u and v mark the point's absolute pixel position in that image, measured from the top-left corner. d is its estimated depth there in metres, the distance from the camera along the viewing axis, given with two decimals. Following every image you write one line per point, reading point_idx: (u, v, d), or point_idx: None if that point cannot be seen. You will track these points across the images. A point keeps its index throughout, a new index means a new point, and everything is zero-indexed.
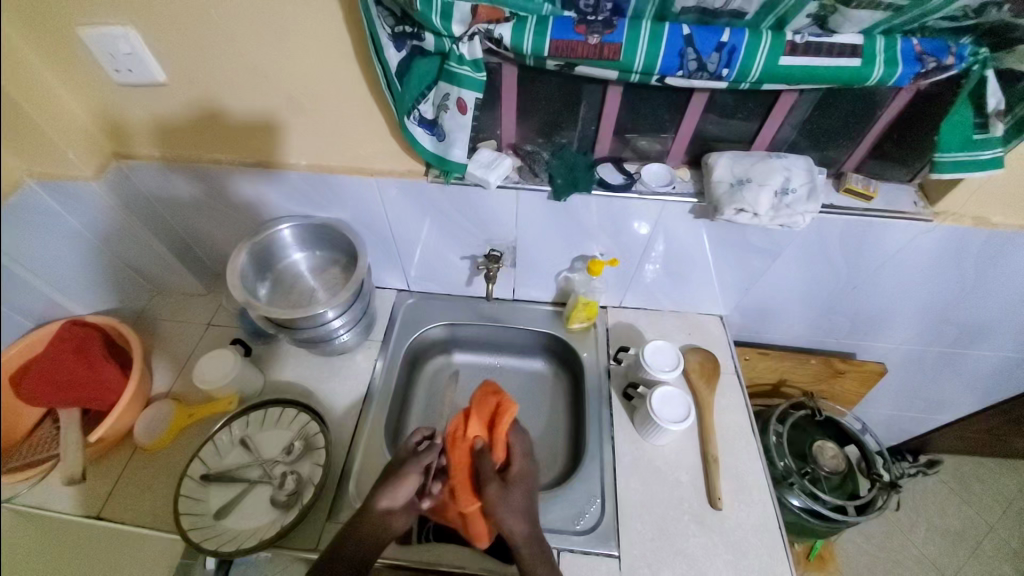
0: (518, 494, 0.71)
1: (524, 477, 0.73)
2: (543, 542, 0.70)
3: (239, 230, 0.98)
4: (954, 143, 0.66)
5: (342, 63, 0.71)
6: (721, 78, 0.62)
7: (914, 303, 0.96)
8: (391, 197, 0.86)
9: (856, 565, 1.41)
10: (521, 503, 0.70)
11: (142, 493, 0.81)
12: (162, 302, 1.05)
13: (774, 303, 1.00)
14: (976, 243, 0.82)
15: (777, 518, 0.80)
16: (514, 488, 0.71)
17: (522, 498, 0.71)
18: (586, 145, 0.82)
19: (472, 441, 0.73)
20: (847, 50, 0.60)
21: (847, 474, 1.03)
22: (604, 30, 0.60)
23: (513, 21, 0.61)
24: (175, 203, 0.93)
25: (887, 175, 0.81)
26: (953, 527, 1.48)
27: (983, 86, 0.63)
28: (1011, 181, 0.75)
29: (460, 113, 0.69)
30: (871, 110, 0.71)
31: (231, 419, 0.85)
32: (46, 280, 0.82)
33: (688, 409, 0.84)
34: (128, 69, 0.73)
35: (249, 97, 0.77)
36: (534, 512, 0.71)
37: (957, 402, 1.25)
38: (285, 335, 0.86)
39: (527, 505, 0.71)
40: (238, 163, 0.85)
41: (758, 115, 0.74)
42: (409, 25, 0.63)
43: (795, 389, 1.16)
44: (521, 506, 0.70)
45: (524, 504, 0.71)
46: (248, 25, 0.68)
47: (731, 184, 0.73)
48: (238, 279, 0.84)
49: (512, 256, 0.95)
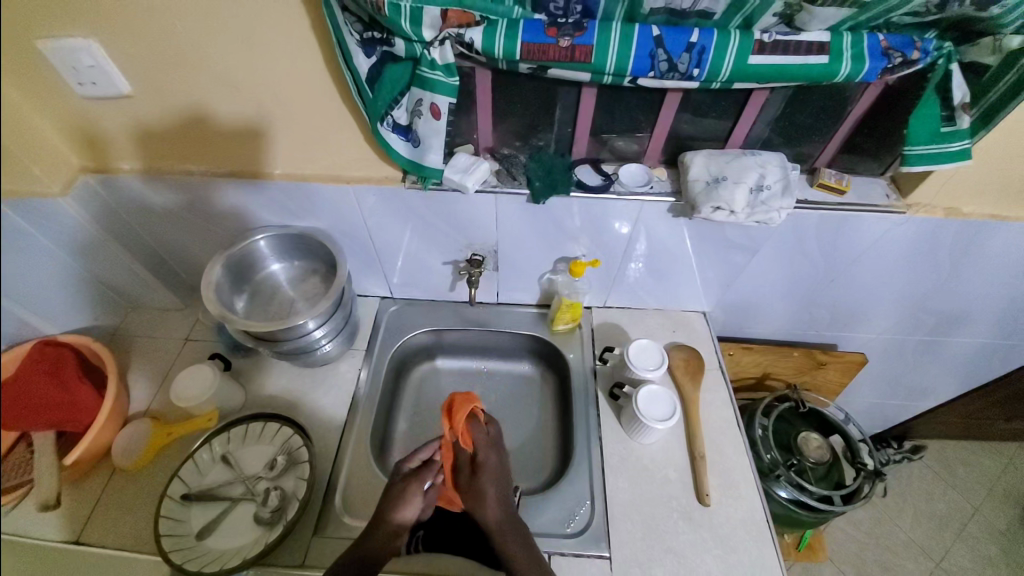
0: (491, 480, 0.73)
1: (494, 468, 0.74)
2: (521, 528, 0.71)
3: (214, 242, 0.96)
4: (922, 136, 0.68)
5: (312, 71, 0.70)
6: (692, 78, 0.62)
7: (891, 293, 0.97)
8: (369, 205, 0.86)
9: (846, 553, 1.43)
10: (495, 492, 0.72)
11: (123, 514, 0.79)
12: (137, 318, 1.03)
13: (756, 298, 1.01)
14: (949, 233, 0.84)
15: (763, 510, 0.81)
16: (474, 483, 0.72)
17: (487, 491, 0.72)
18: (564, 147, 0.82)
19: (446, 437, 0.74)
20: (814, 48, 0.60)
21: (833, 464, 1.05)
22: (574, 32, 0.60)
23: (483, 24, 0.61)
24: (146, 218, 0.91)
25: (859, 169, 0.82)
26: (940, 511, 1.51)
27: (949, 78, 0.64)
28: (981, 171, 0.76)
29: (434, 119, 0.68)
30: (841, 106, 0.73)
31: (212, 436, 0.84)
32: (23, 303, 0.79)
33: (673, 408, 0.84)
34: (92, 82, 0.71)
35: (216, 108, 0.75)
36: (508, 499, 0.73)
37: (938, 388, 1.27)
38: (264, 348, 0.84)
39: (499, 492, 0.73)
40: (209, 174, 0.84)
41: (731, 113, 0.74)
42: (377, 31, 0.62)
43: (779, 381, 1.17)
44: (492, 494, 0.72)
45: (493, 491, 0.72)
46: (214, 35, 0.66)
47: (707, 182, 0.74)
48: (214, 293, 0.82)
49: (494, 260, 0.95)
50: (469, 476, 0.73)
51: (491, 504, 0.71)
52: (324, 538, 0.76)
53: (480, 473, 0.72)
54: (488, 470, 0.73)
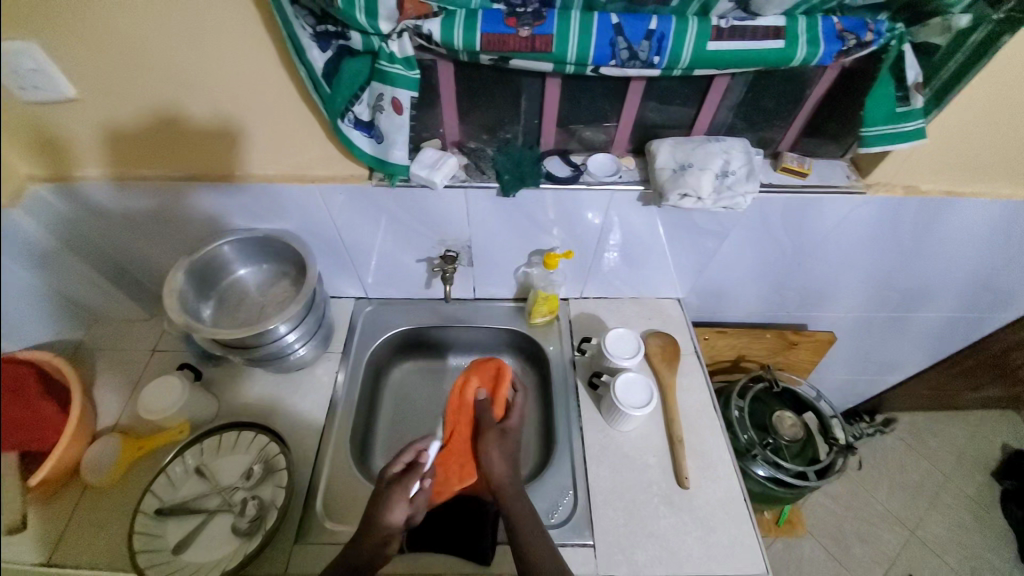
0: (509, 440, 0.85)
1: (512, 430, 0.87)
2: (522, 495, 0.77)
3: (177, 249, 0.93)
4: (879, 117, 0.69)
5: (269, 68, 0.68)
6: (653, 66, 0.63)
7: (858, 272, 1.00)
8: (337, 204, 0.84)
9: (825, 526, 1.48)
10: (507, 451, 0.83)
11: (94, 533, 0.77)
12: (100, 332, 0.99)
13: (729, 282, 1.03)
14: (909, 211, 0.86)
15: (741, 489, 0.83)
16: (493, 433, 0.85)
17: (503, 444, 0.84)
18: (532, 139, 0.81)
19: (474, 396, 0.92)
20: (770, 32, 0.61)
21: (807, 440, 1.08)
22: (533, 22, 0.60)
23: (441, 15, 0.60)
24: (102, 226, 0.87)
25: (820, 152, 0.84)
26: (913, 480, 1.57)
27: (902, 60, 0.65)
28: (937, 150, 0.78)
29: (397, 114, 0.67)
30: (801, 90, 0.74)
31: (185, 448, 0.82)
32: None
33: (650, 394, 0.85)
34: (36, 86, 0.67)
35: (170, 110, 0.73)
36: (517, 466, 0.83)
37: (907, 361, 1.31)
38: (235, 356, 0.82)
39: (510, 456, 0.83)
40: (168, 178, 0.81)
41: (695, 100, 0.75)
42: (331, 24, 0.61)
43: (754, 363, 1.19)
44: (505, 456, 0.83)
45: (507, 445, 0.84)
46: (162, 33, 0.64)
47: (673, 170, 0.74)
48: (177, 301, 0.79)
49: (468, 255, 0.94)
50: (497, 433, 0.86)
51: (501, 452, 0.83)
52: (307, 544, 0.75)
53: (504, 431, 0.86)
54: (506, 428, 0.87)
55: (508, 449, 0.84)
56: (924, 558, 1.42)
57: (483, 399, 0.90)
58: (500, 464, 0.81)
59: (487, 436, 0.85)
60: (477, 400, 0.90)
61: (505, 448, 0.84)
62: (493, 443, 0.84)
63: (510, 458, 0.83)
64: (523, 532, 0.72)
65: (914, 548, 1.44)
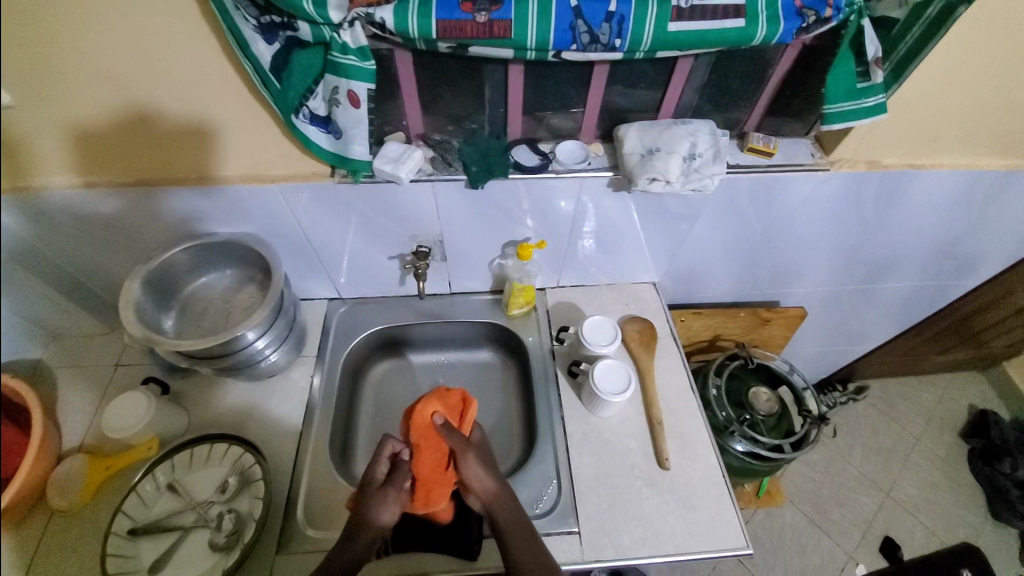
0: (483, 450, 0.77)
1: (482, 443, 0.78)
2: (511, 501, 0.73)
3: (135, 258, 0.88)
4: (839, 93, 0.70)
5: (216, 64, 0.65)
6: (614, 49, 0.61)
7: (825, 248, 1.02)
8: (299, 204, 0.81)
9: (805, 493, 1.53)
10: (490, 461, 0.76)
11: (65, 558, 0.74)
12: (58, 349, 0.95)
13: (702, 264, 1.04)
14: (872, 186, 0.88)
15: (720, 467, 0.85)
16: (466, 452, 0.74)
17: (481, 457, 0.75)
18: (498, 129, 0.80)
19: (430, 419, 0.78)
20: (731, 11, 0.60)
21: (782, 414, 1.11)
22: (490, 7, 0.58)
23: (394, 2, 0.57)
24: (53, 239, 0.82)
25: (785, 131, 0.84)
26: (886, 444, 1.63)
27: (861, 34, 0.66)
28: (897, 124, 0.80)
29: (354, 107, 0.65)
30: (764, 69, 0.74)
31: (155, 465, 0.79)
32: None
33: (628, 379, 0.86)
34: None
35: (112, 112, 0.69)
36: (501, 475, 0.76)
37: (875, 331, 1.36)
38: (202, 367, 0.79)
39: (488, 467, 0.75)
40: (114, 185, 0.77)
41: (660, 83, 0.74)
42: (276, 14, 0.58)
43: (730, 341, 1.21)
44: (482, 471, 0.74)
45: (483, 456, 0.76)
46: (95, 29, 0.60)
47: (642, 155, 0.74)
48: (135, 313, 0.76)
49: (440, 250, 0.92)
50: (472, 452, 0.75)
51: (479, 470, 0.74)
52: (289, 554, 0.74)
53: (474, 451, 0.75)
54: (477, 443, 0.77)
55: (489, 459, 0.76)
56: (897, 518, 1.48)
57: (443, 423, 0.77)
58: (488, 479, 0.74)
59: (465, 457, 0.74)
60: (439, 425, 0.77)
61: (485, 461, 0.75)
62: (475, 462, 0.74)
63: (496, 468, 0.76)
64: (521, 544, 0.69)
65: (888, 508, 1.50)
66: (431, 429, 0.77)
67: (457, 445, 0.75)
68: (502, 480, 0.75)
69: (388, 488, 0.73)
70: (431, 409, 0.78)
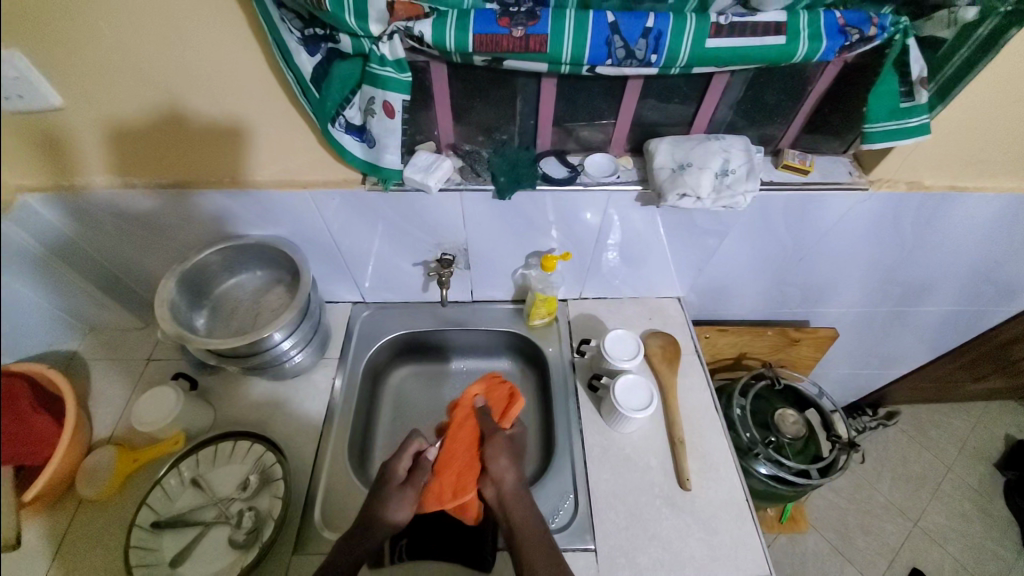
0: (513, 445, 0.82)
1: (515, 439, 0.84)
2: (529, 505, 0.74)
3: (171, 257, 0.91)
4: (881, 113, 0.68)
5: (258, 73, 0.67)
6: (650, 64, 0.61)
7: (859, 268, 0.99)
8: (330, 209, 0.82)
9: (828, 519, 1.48)
10: (512, 458, 0.80)
11: (90, 546, 0.76)
12: (95, 341, 0.98)
13: (728, 280, 1.01)
14: (911, 207, 0.85)
15: (744, 490, 0.82)
16: (494, 439, 0.82)
17: (509, 451, 0.81)
18: (528, 140, 0.80)
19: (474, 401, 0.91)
20: (772, 28, 0.59)
21: (809, 438, 1.07)
22: (527, 22, 0.58)
23: (433, 16, 0.58)
24: (95, 235, 0.86)
25: (822, 149, 0.82)
26: (915, 472, 1.56)
27: (907, 53, 0.64)
28: (939, 145, 0.77)
29: (388, 117, 0.66)
30: (803, 86, 0.72)
31: (179, 460, 0.81)
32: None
33: (650, 396, 0.85)
34: (19, 96, 0.65)
35: (156, 116, 0.71)
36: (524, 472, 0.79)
37: (909, 355, 1.31)
38: (230, 365, 0.81)
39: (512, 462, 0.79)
40: (155, 187, 0.79)
41: (694, 98, 0.73)
42: (319, 27, 0.60)
43: (756, 360, 1.18)
44: (506, 459, 0.79)
45: (511, 450, 0.81)
46: (150, 38, 0.62)
47: (672, 170, 0.73)
48: (169, 311, 0.78)
49: (464, 258, 0.93)
50: (503, 440, 0.82)
51: (504, 458, 0.79)
52: (305, 555, 0.74)
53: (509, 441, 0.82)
54: (510, 438, 0.83)
55: (516, 453, 0.81)
56: (926, 549, 1.42)
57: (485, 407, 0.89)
58: (507, 470, 0.78)
59: (493, 442, 0.81)
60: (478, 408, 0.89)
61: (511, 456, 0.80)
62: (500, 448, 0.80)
63: (518, 465, 0.80)
64: (535, 550, 0.69)
65: (916, 539, 1.44)
66: (466, 410, 0.89)
67: (490, 428, 0.85)
68: (519, 480, 0.77)
69: (410, 484, 0.77)
70: (476, 392, 0.91)
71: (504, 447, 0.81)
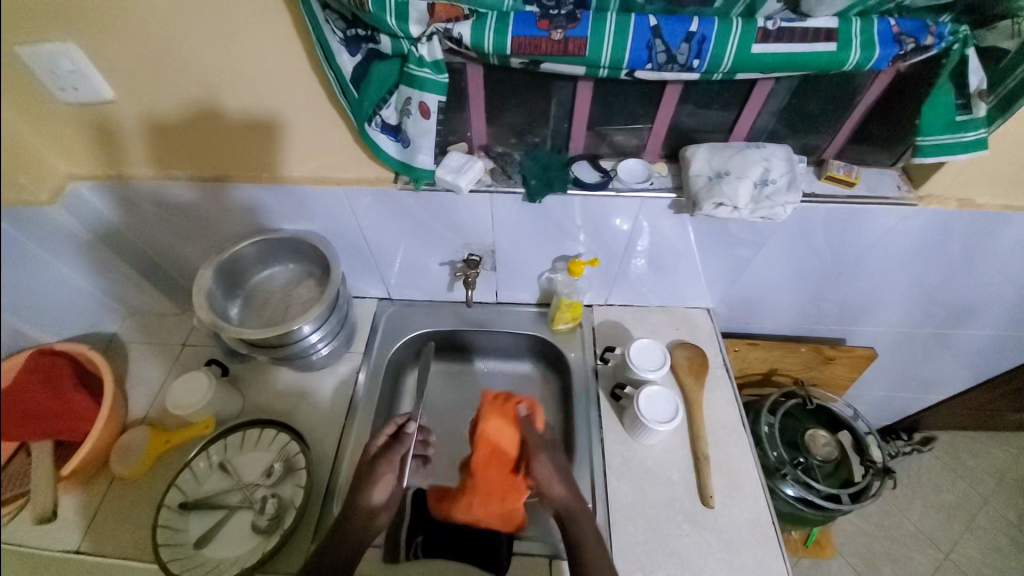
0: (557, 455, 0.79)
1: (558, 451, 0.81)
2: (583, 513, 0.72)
3: (209, 247, 0.94)
4: (936, 126, 0.65)
5: (299, 71, 0.68)
6: (692, 69, 0.59)
7: (901, 286, 0.94)
8: (362, 206, 0.83)
9: (855, 546, 1.42)
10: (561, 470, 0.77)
11: (120, 522, 0.78)
12: (134, 324, 1.02)
13: (761, 293, 0.98)
14: (962, 225, 0.80)
15: (769, 512, 0.80)
16: (537, 456, 0.78)
17: (553, 461, 0.78)
18: (560, 143, 0.79)
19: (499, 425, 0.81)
20: (822, 35, 0.57)
21: (841, 461, 1.03)
22: (567, 25, 0.57)
23: (472, 18, 0.58)
24: (138, 223, 0.89)
25: (869, 161, 0.79)
26: (950, 502, 1.49)
27: (965, 64, 0.61)
28: (996, 162, 0.73)
29: (424, 118, 0.66)
30: (851, 96, 0.69)
31: (208, 444, 0.83)
32: (34, 316, 0.77)
33: (675, 408, 0.83)
34: (74, 87, 0.69)
35: (200, 110, 0.73)
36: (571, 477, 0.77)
37: (951, 380, 1.24)
38: (260, 355, 0.83)
39: (559, 472, 0.76)
40: (196, 179, 0.82)
41: (734, 105, 0.71)
42: (361, 28, 0.61)
43: (786, 377, 1.14)
44: (553, 470, 0.76)
45: (555, 461, 0.78)
46: (199, 35, 0.64)
47: (709, 178, 0.71)
48: (206, 300, 0.80)
49: (491, 259, 0.92)
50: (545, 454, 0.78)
51: (551, 470, 0.76)
52: None
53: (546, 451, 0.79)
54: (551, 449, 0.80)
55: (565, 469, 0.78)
56: None
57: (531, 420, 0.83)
58: (555, 482, 0.75)
59: (536, 459, 0.77)
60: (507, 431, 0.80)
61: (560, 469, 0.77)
62: (550, 467, 0.76)
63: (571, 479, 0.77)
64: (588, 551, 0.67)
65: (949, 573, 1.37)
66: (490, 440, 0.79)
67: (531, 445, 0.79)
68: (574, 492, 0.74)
69: (382, 455, 0.76)
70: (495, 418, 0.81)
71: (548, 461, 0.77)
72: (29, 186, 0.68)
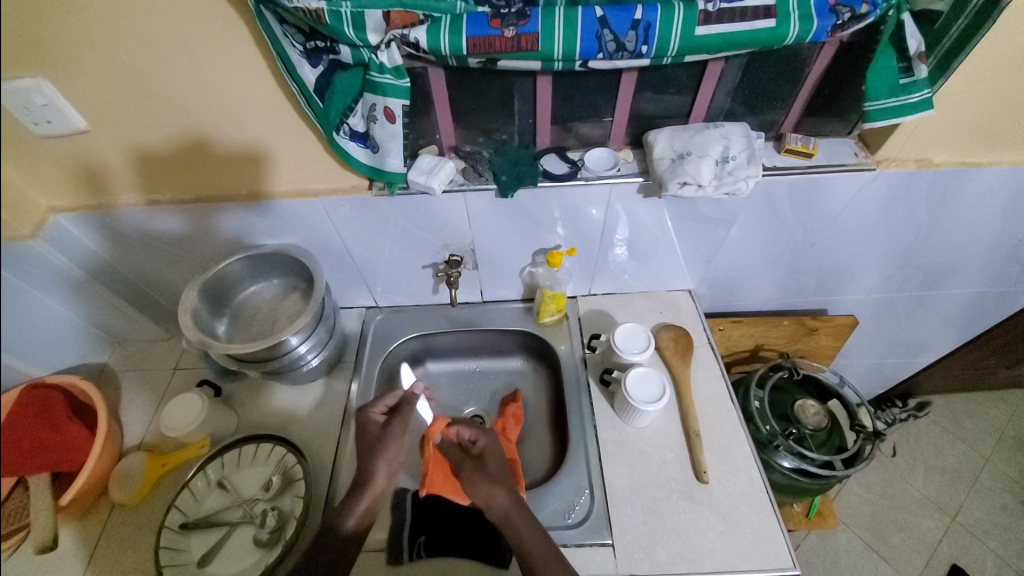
0: (483, 470, 0.76)
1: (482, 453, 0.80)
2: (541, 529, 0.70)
3: (194, 270, 0.95)
4: (882, 90, 0.67)
5: (266, 88, 0.70)
6: (641, 55, 0.62)
7: (874, 253, 0.96)
8: (341, 216, 0.85)
9: (859, 516, 1.43)
10: (499, 471, 0.77)
11: (123, 549, 0.79)
12: (125, 354, 1.02)
13: (739, 271, 1.00)
14: (924, 185, 0.83)
15: (763, 481, 0.81)
16: (476, 470, 0.77)
17: (489, 472, 0.76)
18: (528, 139, 0.81)
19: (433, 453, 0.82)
20: (761, 12, 0.60)
21: (833, 429, 1.04)
22: (518, 21, 0.60)
23: (427, 23, 0.60)
24: (121, 251, 0.91)
25: (825, 131, 0.82)
26: (951, 465, 1.50)
27: (902, 29, 0.63)
28: (946, 120, 0.76)
29: (390, 123, 0.68)
30: (800, 69, 0.72)
31: (206, 463, 0.84)
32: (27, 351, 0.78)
33: (662, 387, 0.84)
34: (47, 120, 0.70)
35: (166, 130, 0.75)
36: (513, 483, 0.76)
37: (936, 341, 1.26)
38: (251, 370, 0.84)
39: (494, 481, 0.75)
40: (176, 203, 0.84)
41: (690, 88, 0.74)
42: (320, 39, 0.63)
43: (773, 351, 1.16)
44: (493, 475, 0.76)
45: (492, 473, 0.76)
46: (164, 61, 0.66)
47: (672, 159, 0.73)
48: (192, 319, 0.81)
49: (472, 258, 0.94)
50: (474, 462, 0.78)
51: (484, 481, 0.75)
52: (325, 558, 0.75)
53: (483, 456, 0.79)
54: (487, 461, 0.78)
55: (495, 473, 0.76)
56: (967, 545, 1.36)
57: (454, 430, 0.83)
58: (490, 491, 0.74)
59: (468, 470, 0.77)
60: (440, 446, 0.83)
61: (490, 473, 0.76)
62: (473, 472, 0.77)
63: (505, 480, 0.75)
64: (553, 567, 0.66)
65: (955, 535, 1.38)
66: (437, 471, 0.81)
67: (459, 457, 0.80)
68: (513, 494, 0.74)
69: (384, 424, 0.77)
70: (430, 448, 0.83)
71: (474, 470, 0.77)
72: (14, 224, 0.69)
